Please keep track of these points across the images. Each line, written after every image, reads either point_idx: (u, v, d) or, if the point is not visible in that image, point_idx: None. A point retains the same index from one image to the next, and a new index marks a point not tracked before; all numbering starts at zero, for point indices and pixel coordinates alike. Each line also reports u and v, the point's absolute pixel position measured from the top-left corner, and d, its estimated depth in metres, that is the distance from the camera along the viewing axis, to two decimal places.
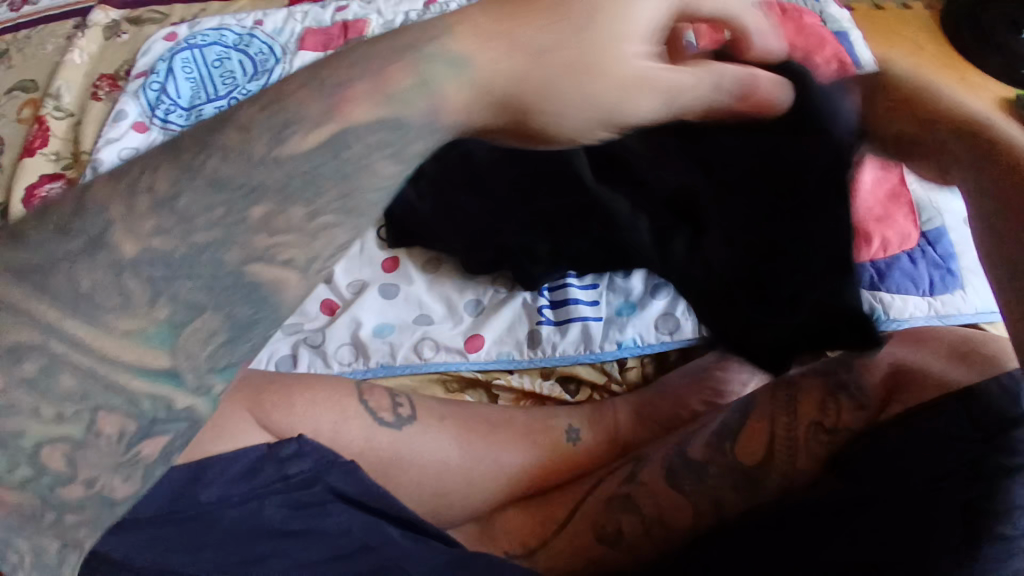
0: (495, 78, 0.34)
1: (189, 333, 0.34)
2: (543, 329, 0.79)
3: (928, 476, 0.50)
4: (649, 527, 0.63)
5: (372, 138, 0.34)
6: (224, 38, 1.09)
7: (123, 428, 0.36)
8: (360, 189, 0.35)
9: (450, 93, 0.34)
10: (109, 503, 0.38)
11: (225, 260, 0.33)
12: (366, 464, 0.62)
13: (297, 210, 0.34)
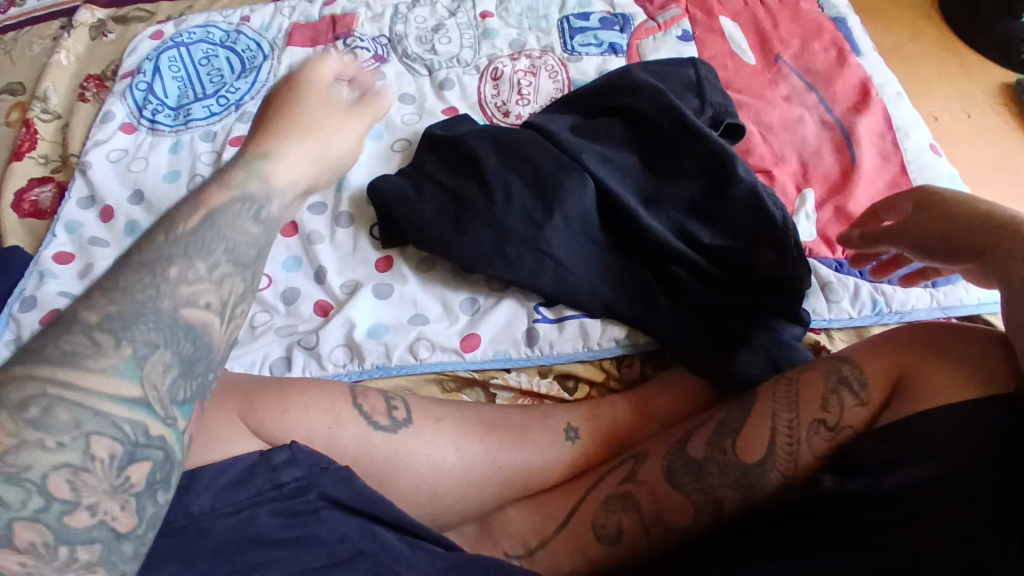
0: (287, 161, 0.57)
1: (151, 363, 0.44)
2: (541, 327, 0.78)
3: (927, 477, 0.49)
4: (648, 525, 0.63)
5: (235, 209, 0.51)
6: (210, 35, 1.08)
7: (113, 452, 0.42)
8: (240, 260, 0.50)
9: (268, 175, 0.55)
10: (113, 535, 0.41)
11: (163, 305, 0.46)
12: (361, 468, 0.62)
13: (201, 267, 0.48)
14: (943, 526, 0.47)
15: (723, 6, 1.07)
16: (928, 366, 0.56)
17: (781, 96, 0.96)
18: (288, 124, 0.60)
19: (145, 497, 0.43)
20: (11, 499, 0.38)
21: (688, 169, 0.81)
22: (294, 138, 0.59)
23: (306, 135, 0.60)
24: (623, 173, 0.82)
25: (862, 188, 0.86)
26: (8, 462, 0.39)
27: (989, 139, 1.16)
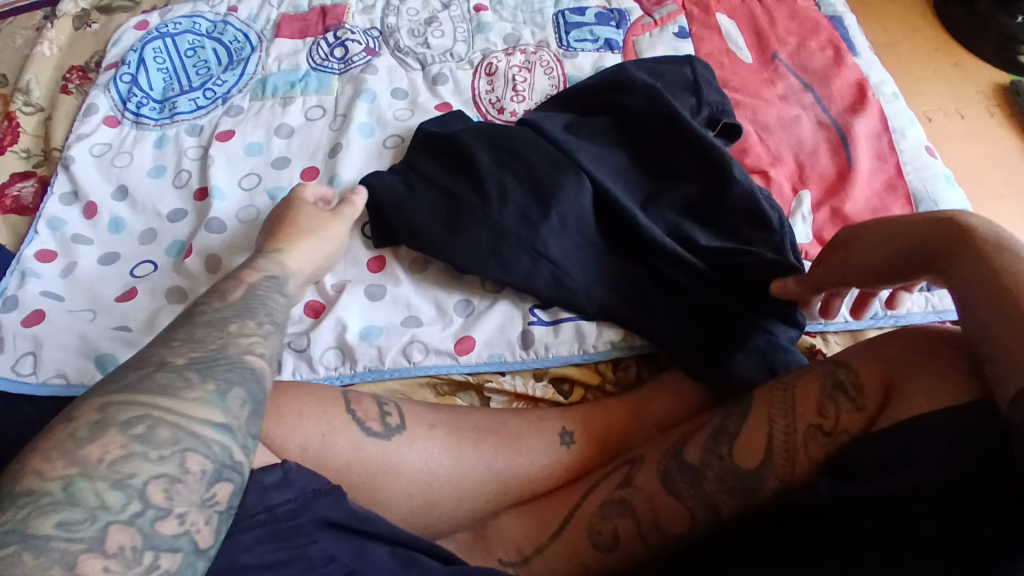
0: (296, 253, 0.67)
1: (231, 396, 0.48)
2: (536, 330, 0.77)
3: (920, 480, 0.49)
4: (644, 531, 0.62)
5: (264, 286, 0.59)
6: (196, 26, 1.05)
7: (202, 468, 0.45)
8: (269, 316, 0.56)
9: (283, 261, 0.64)
10: (194, 546, 0.44)
11: (231, 353, 0.51)
12: (354, 476, 0.60)
13: (252, 324, 0.54)
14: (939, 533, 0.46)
15: (720, 3, 1.06)
16: (919, 369, 0.55)
17: (777, 95, 0.95)
18: (293, 226, 0.70)
19: (223, 516, 0.46)
20: (112, 503, 0.42)
21: (684, 170, 0.81)
22: (296, 236, 0.68)
23: (307, 230, 0.70)
24: (618, 173, 0.82)
25: (857, 189, 0.85)
26: (114, 470, 0.42)
27: (982, 140, 1.17)
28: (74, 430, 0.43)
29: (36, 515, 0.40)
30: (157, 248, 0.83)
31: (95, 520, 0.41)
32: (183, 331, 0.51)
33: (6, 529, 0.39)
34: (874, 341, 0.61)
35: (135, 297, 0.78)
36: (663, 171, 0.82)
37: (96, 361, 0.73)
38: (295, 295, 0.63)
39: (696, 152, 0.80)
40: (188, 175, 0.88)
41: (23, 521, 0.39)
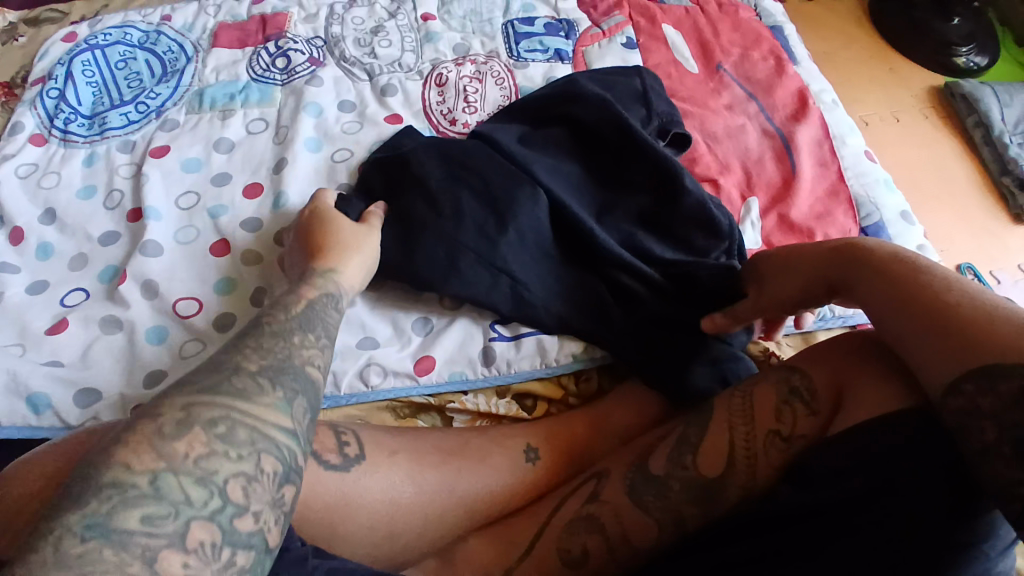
0: (348, 270, 0.66)
1: (296, 403, 0.48)
2: (496, 346, 0.76)
3: (873, 484, 0.50)
4: (614, 546, 0.62)
5: (322, 302, 0.60)
6: (128, 36, 0.99)
7: (275, 470, 0.45)
8: (323, 330, 0.57)
9: (337, 279, 0.65)
10: (265, 545, 0.43)
11: (295, 362, 0.51)
12: (312, 512, 0.57)
13: (311, 337, 0.55)
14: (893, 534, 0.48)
15: (665, 13, 1.07)
16: (865, 375, 0.57)
17: (723, 105, 0.97)
18: (326, 240, 0.69)
19: (289, 516, 0.46)
20: (195, 498, 0.41)
21: (637, 182, 0.81)
22: (343, 253, 0.68)
23: (353, 245, 0.69)
24: (573, 185, 0.82)
25: (802, 196, 0.88)
26: (198, 465, 0.42)
27: (917, 143, 1.23)
28: (159, 426, 0.43)
29: (123, 506, 0.39)
30: (89, 274, 0.77)
31: (179, 515, 0.40)
32: (251, 339, 0.52)
33: (90, 521, 0.38)
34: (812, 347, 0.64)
35: (67, 328, 0.72)
36: (617, 183, 0.82)
37: (28, 401, 0.68)
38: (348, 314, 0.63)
39: (646, 163, 0.80)
40: (121, 194, 0.83)
41: (108, 514, 0.38)
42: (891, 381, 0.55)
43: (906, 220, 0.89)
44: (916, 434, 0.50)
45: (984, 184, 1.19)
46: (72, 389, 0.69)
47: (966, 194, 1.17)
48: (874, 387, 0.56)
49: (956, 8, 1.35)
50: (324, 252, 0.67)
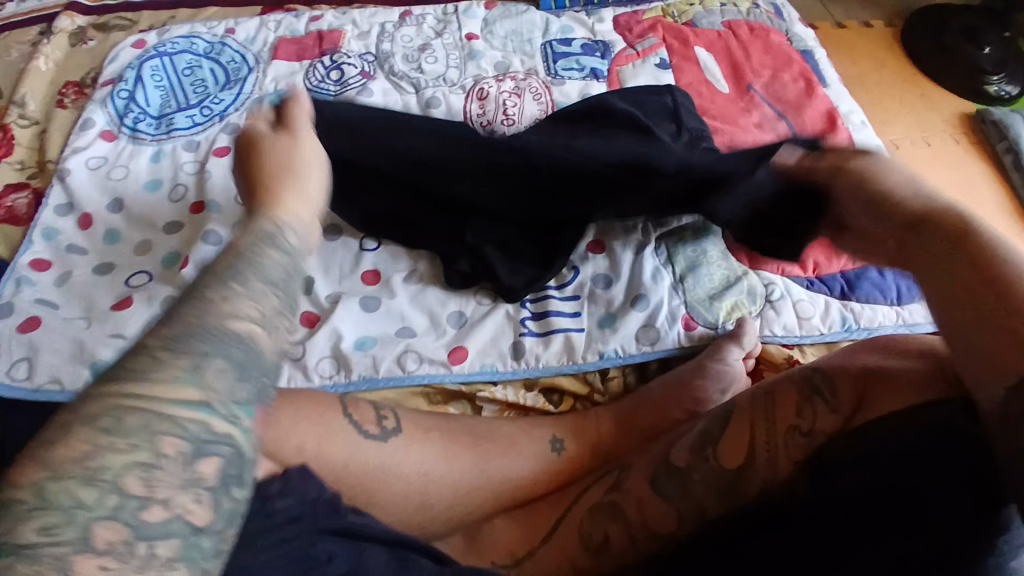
0: (289, 203, 0.52)
1: (209, 369, 0.40)
2: (526, 341, 0.80)
3: (889, 476, 0.52)
4: (634, 533, 0.64)
5: (251, 243, 0.47)
6: (193, 46, 1.07)
7: (181, 449, 0.38)
8: (262, 269, 0.45)
9: (275, 213, 0.50)
10: (190, 529, 0.37)
11: (211, 322, 0.41)
12: (352, 478, 0.61)
13: (236, 288, 0.43)
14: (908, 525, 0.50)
15: (697, 36, 1.12)
16: (887, 376, 0.60)
17: (753, 123, 1.01)
18: (271, 170, 0.55)
19: (221, 489, 0.39)
20: (88, 499, 0.35)
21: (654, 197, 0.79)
22: (286, 184, 0.54)
23: (298, 175, 0.56)
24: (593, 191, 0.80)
25: None
26: (85, 466, 0.35)
27: (948, 166, 1.24)
28: (44, 435, 0.36)
29: (11, 521, 0.34)
30: (153, 258, 0.84)
31: (75, 520, 0.35)
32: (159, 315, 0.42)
33: None
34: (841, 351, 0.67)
35: (131, 305, 0.78)
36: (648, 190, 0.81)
37: (91, 367, 0.73)
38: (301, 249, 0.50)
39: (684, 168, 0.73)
40: (185, 188, 0.90)
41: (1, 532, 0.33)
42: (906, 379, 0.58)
43: None
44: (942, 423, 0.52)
45: (1016, 209, 1.20)
46: None
47: (996, 218, 1.18)
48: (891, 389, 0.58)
49: (986, 36, 1.37)
50: (264, 188, 0.54)
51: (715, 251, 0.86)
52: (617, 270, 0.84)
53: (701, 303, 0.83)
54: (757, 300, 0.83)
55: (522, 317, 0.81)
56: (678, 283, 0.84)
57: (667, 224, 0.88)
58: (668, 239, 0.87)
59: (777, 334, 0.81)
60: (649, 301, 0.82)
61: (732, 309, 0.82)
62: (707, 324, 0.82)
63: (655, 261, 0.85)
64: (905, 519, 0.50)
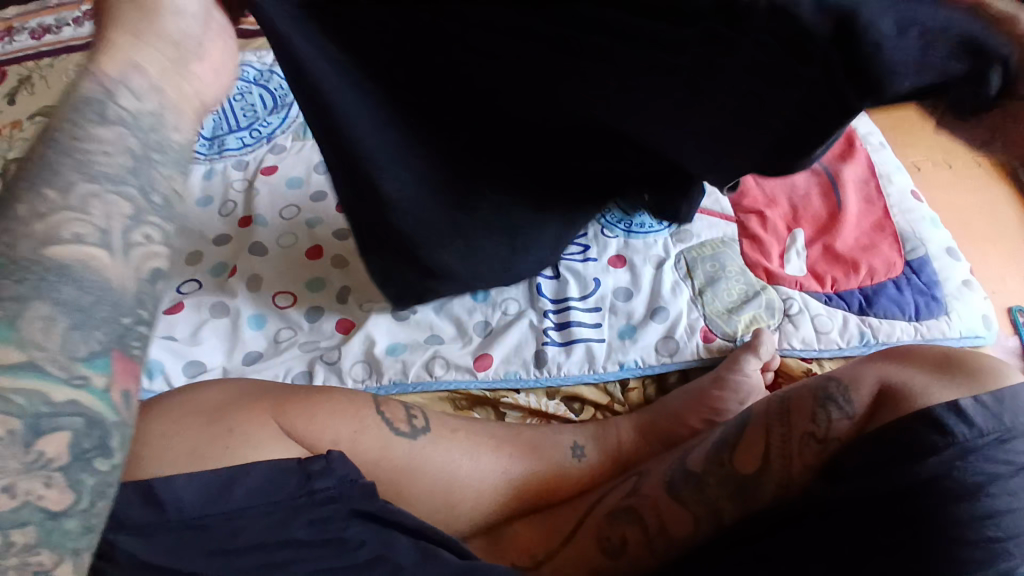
0: (116, 53, 0.44)
1: (30, 317, 0.37)
2: (549, 350, 0.83)
3: (901, 485, 0.55)
4: (651, 536, 0.67)
5: (71, 124, 0.41)
6: (245, 74, 1.12)
7: (14, 425, 0.36)
8: (95, 166, 0.41)
9: (101, 69, 0.43)
10: (45, 515, 0.38)
11: (23, 250, 0.38)
12: (382, 472, 0.65)
13: (52, 195, 0.39)
14: (912, 531, 0.54)
15: None
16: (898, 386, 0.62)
17: None
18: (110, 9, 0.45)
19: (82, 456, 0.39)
20: None
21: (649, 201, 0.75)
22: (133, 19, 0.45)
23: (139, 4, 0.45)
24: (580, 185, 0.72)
25: (847, 229, 0.92)
26: None
27: (969, 187, 1.25)
28: None
29: None
30: (202, 268, 0.89)
31: None
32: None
33: None
34: (855, 360, 0.70)
35: (182, 309, 0.84)
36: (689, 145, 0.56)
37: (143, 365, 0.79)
38: (148, 119, 0.44)
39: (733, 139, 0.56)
40: (234, 204, 0.96)
41: None
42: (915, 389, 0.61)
43: (951, 255, 0.92)
44: (948, 433, 0.55)
45: None
46: (181, 361, 0.80)
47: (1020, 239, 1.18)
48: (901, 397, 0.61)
49: None
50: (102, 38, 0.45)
51: (732, 266, 0.89)
52: (638, 284, 0.87)
53: (720, 316, 0.85)
54: (775, 314, 0.85)
55: (544, 328, 0.84)
56: (697, 296, 0.86)
57: (687, 240, 0.91)
58: (687, 255, 0.90)
59: (795, 348, 0.83)
60: (668, 313, 0.85)
61: (751, 322, 0.84)
62: (725, 337, 0.84)
63: (675, 275, 0.88)
64: (910, 525, 0.54)
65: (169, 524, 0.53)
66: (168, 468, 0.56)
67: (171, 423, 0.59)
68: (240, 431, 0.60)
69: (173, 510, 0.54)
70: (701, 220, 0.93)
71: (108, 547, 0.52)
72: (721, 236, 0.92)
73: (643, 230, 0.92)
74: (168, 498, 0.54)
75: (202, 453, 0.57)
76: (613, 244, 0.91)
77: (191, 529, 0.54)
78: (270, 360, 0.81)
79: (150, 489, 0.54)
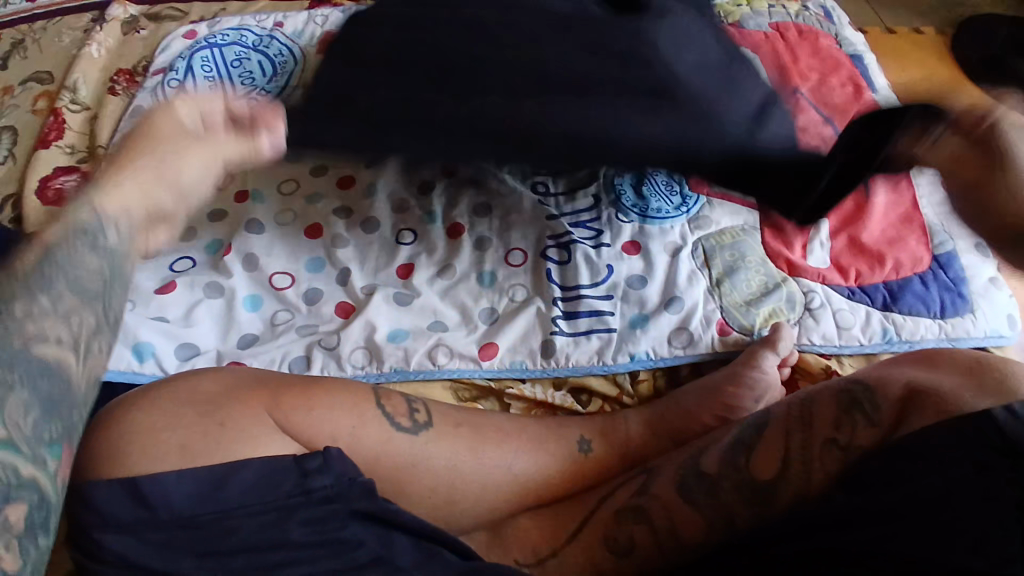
0: (124, 194, 0.58)
1: (12, 405, 0.46)
2: (557, 340, 0.79)
3: (929, 496, 0.50)
4: (660, 536, 0.65)
5: (70, 242, 0.52)
6: (244, 38, 1.09)
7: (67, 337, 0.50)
8: (87, 287, 0.52)
9: (101, 204, 0.56)
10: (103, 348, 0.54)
11: (62, 276, 0.51)
12: (383, 468, 0.63)
13: (45, 300, 0.49)
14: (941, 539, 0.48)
15: (745, 37, 1.08)
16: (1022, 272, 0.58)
17: (798, 127, 0.98)
18: (133, 153, 0.63)
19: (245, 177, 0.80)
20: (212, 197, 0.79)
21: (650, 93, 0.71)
22: (156, 143, 0.65)
23: (165, 139, 0.65)
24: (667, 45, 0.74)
25: (874, 220, 0.88)
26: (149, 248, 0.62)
27: None
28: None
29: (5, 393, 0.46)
30: (197, 245, 0.86)
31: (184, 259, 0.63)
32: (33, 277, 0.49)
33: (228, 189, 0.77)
34: (882, 365, 0.67)
35: (174, 289, 0.81)
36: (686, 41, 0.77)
37: (134, 348, 0.76)
38: (119, 248, 0.56)
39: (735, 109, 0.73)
40: (229, 177, 0.92)
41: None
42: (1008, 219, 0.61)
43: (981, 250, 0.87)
44: (988, 442, 0.49)
45: None
46: (173, 343, 0.77)
47: None
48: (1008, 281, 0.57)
49: None
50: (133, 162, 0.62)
51: (752, 257, 0.84)
52: (653, 271, 0.83)
53: (738, 308, 0.81)
54: (795, 308, 0.81)
55: (551, 298, 0.81)
56: (714, 287, 0.82)
57: (706, 227, 0.87)
58: (705, 242, 0.86)
59: (815, 344, 0.79)
60: (683, 304, 0.81)
61: (769, 315, 0.81)
62: (742, 330, 0.80)
63: (691, 263, 0.84)
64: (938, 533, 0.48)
65: (159, 522, 0.52)
66: (154, 463, 0.54)
67: (164, 416, 0.57)
68: (234, 426, 0.57)
69: (165, 508, 0.52)
70: (719, 206, 0.89)
71: (95, 546, 0.52)
72: (739, 222, 0.88)
73: (659, 216, 0.88)
74: (159, 496, 0.53)
75: (188, 450, 0.55)
76: (627, 229, 0.87)
77: (183, 529, 0.52)
78: (267, 343, 0.78)
79: (137, 488, 0.53)
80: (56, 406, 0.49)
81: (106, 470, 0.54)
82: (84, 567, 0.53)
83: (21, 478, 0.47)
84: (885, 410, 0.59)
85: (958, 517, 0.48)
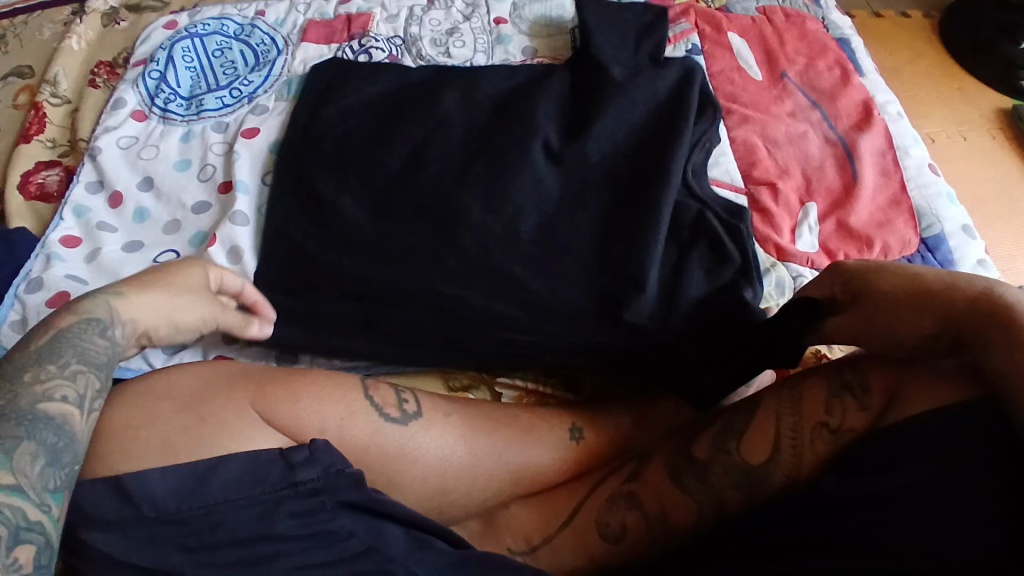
0: (135, 301, 0.61)
1: (21, 453, 0.47)
2: None
3: (914, 480, 0.51)
4: (651, 522, 0.65)
5: (83, 327, 0.56)
6: (225, 28, 1.07)
7: (73, 397, 0.52)
8: (99, 363, 0.55)
9: (117, 303, 0.60)
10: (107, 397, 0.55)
11: (69, 355, 0.54)
12: (372, 459, 0.62)
13: (53, 368, 0.52)
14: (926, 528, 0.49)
15: (731, 22, 1.08)
16: (943, 290, 0.57)
17: (786, 112, 0.98)
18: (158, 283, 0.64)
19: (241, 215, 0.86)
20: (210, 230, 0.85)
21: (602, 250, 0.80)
22: (171, 283, 0.65)
23: (180, 285, 0.65)
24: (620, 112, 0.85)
25: (863, 203, 0.88)
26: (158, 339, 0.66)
27: (984, 161, 1.20)
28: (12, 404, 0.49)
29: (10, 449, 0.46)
30: (182, 238, 0.86)
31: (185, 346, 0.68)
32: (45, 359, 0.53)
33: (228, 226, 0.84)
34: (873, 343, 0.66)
35: None
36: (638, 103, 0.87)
37: None
38: (120, 342, 0.59)
39: (682, 213, 0.81)
40: (214, 168, 0.91)
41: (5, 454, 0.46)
42: (864, 267, 0.64)
43: (968, 232, 0.88)
44: (973, 433, 0.50)
45: None
46: None
47: None
48: (924, 318, 0.58)
49: None
50: (150, 285, 0.63)
51: None
52: None
53: None
54: (785, 292, 0.81)
55: None
56: None
57: None
58: None
59: None
60: None
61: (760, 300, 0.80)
62: None
63: None
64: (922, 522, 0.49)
65: (145, 521, 0.52)
66: (138, 461, 0.54)
67: (146, 412, 0.56)
68: (215, 421, 0.57)
69: (150, 505, 0.52)
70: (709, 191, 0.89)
71: (82, 546, 0.52)
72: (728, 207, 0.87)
73: None
74: (144, 494, 0.52)
75: (173, 446, 0.55)
76: None
77: (169, 524, 0.52)
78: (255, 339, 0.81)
79: (122, 485, 0.52)
80: (61, 455, 0.49)
81: (90, 468, 0.54)
82: (73, 566, 0.53)
83: (30, 520, 0.45)
84: (877, 393, 0.59)
85: (943, 507, 0.49)
